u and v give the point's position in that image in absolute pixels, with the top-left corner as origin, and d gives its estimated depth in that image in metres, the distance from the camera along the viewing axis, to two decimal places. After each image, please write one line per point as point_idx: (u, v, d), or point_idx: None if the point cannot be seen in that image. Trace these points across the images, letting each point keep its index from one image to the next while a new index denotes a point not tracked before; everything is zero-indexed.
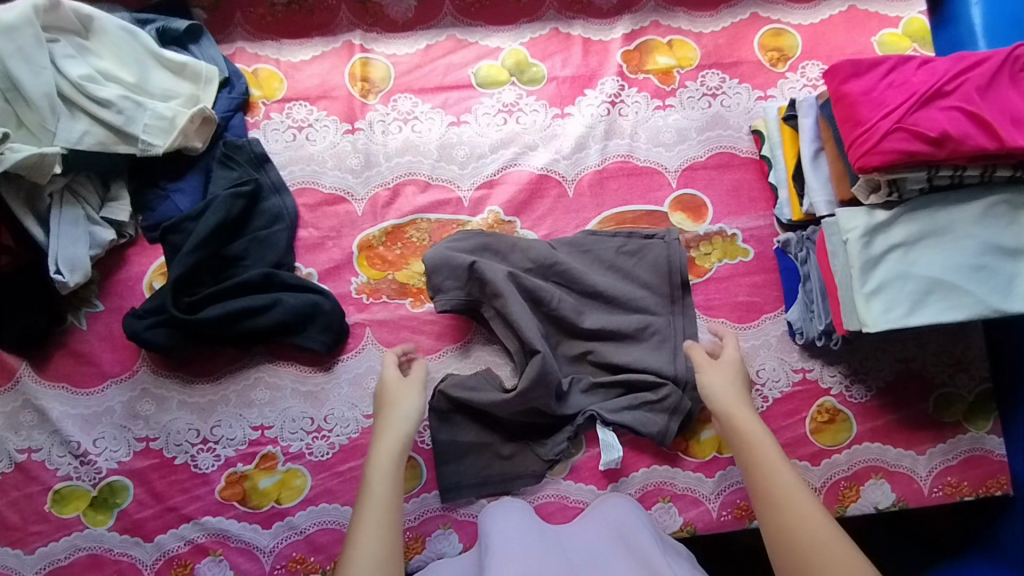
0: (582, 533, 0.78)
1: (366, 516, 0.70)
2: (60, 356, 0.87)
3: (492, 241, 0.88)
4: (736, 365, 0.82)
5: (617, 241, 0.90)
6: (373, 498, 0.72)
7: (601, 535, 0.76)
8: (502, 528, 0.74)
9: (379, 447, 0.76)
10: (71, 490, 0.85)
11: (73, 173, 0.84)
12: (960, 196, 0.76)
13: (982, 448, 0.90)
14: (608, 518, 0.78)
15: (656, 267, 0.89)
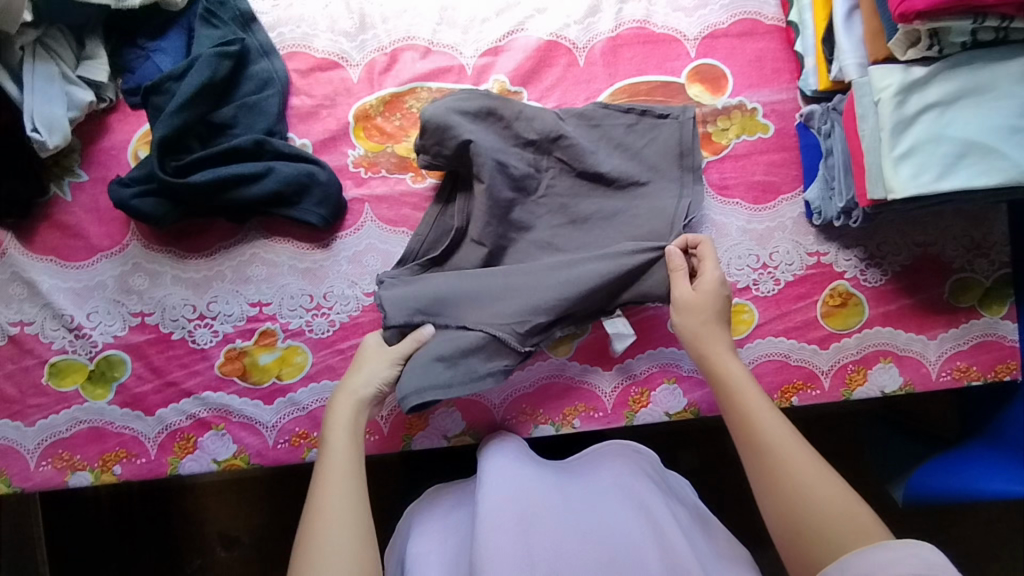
0: (583, 473, 0.77)
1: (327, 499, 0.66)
2: (46, 228, 0.83)
3: (499, 106, 0.81)
4: (721, 289, 0.76)
5: (629, 118, 0.84)
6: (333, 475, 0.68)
7: (602, 481, 0.75)
8: (498, 467, 0.71)
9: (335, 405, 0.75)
10: (67, 363, 0.84)
11: (44, 25, 0.77)
12: (1004, 53, 0.70)
13: (995, 333, 0.89)
14: (616, 465, 0.77)
15: (667, 149, 0.83)
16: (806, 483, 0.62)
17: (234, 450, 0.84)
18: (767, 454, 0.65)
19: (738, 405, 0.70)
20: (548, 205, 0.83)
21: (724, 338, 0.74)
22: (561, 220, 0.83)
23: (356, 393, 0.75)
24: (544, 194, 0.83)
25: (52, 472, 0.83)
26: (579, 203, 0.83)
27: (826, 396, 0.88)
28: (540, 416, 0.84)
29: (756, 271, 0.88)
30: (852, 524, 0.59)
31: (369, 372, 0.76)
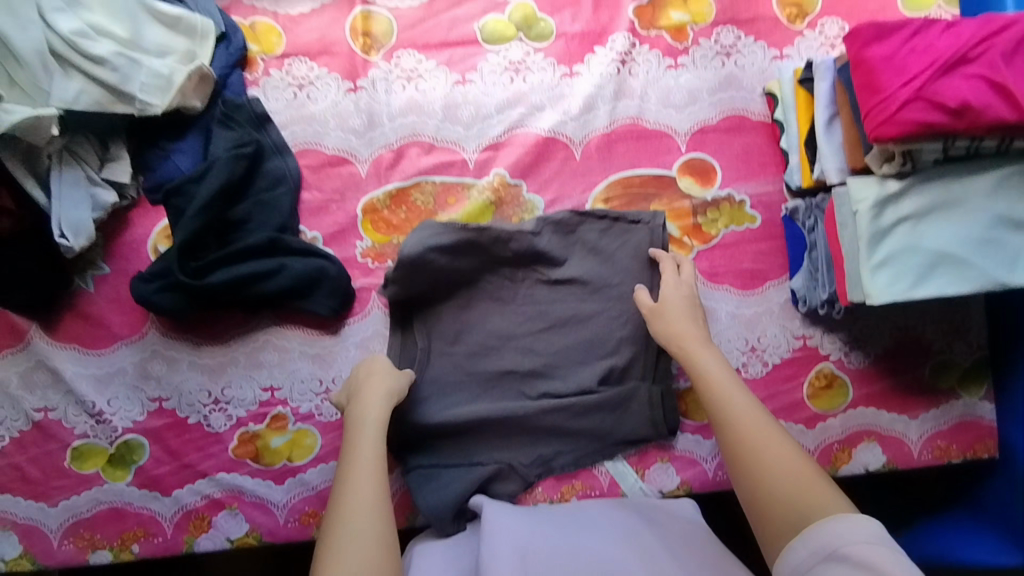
0: (588, 516, 0.79)
1: (357, 475, 0.70)
2: (69, 318, 0.88)
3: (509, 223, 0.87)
4: (681, 293, 0.84)
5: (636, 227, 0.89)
6: (360, 454, 0.72)
7: (608, 523, 0.76)
8: (502, 518, 0.75)
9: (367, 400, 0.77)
10: (89, 447, 0.88)
11: (70, 134, 0.81)
12: (975, 168, 0.75)
13: (974, 413, 0.93)
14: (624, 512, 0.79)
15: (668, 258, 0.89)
16: (762, 449, 0.68)
17: (246, 528, 0.88)
18: (725, 422, 0.71)
19: (698, 379, 0.76)
20: (525, 308, 0.90)
21: (692, 330, 0.81)
22: (541, 324, 0.89)
23: (385, 385, 0.79)
24: (525, 299, 0.90)
25: (74, 551, 0.87)
26: (559, 305, 0.90)
27: None
28: (539, 493, 0.87)
29: (745, 354, 0.92)
30: (803, 489, 0.64)
31: (390, 374, 0.81)
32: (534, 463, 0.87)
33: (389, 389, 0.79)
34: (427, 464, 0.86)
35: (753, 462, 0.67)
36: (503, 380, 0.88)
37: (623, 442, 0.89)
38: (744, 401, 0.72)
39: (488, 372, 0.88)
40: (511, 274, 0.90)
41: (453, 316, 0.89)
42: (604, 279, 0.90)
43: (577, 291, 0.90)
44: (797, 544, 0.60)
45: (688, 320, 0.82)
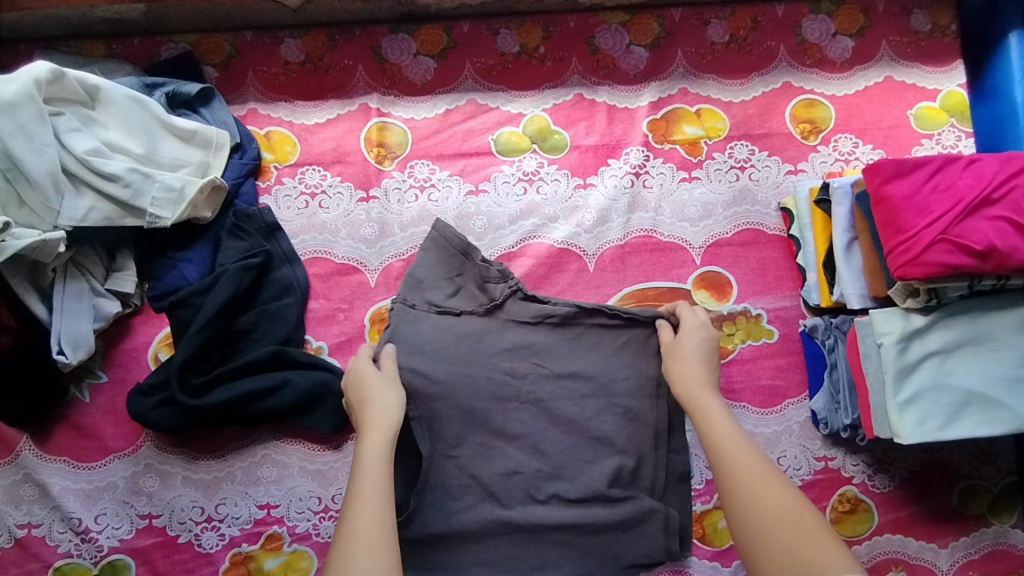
0: None
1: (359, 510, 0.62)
2: (61, 428, 0.84)
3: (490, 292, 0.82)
4: (699, 331, 0.78)
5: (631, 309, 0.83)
6: (366, 476, 0.65)
7: None
8: None
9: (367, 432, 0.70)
10: (71, 567, 0.83)
11: (78, 246, 0.80)
12: (1001, 303, 0.73)
13: (1006, 542, 0.88)
14: None
15: None
16: (763, 499, 0.60)
17: None
18: (725, 469, 0.64)
19: (701, 423, 0.70)
20: (527, 407, 0.80)
21: (698, 368, 0.76)
22: (545, 422, 0.80)
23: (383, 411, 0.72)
24: (526, 398, 0.80)
25: None
26: (563, 403, 0.80)
27: None
28: None
29: None
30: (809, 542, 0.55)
31: (384, 385, 0.75)
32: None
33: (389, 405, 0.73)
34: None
35: (755, 510, 0.59)
36: (509, 483, 0.79)
37: (635, 566, 0.80)
38: (746, 446, 0.65)
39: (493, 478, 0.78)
40: (511, 369, 0.80)
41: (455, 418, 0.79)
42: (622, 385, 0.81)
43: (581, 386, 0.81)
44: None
45: (699, 362, 0.76)
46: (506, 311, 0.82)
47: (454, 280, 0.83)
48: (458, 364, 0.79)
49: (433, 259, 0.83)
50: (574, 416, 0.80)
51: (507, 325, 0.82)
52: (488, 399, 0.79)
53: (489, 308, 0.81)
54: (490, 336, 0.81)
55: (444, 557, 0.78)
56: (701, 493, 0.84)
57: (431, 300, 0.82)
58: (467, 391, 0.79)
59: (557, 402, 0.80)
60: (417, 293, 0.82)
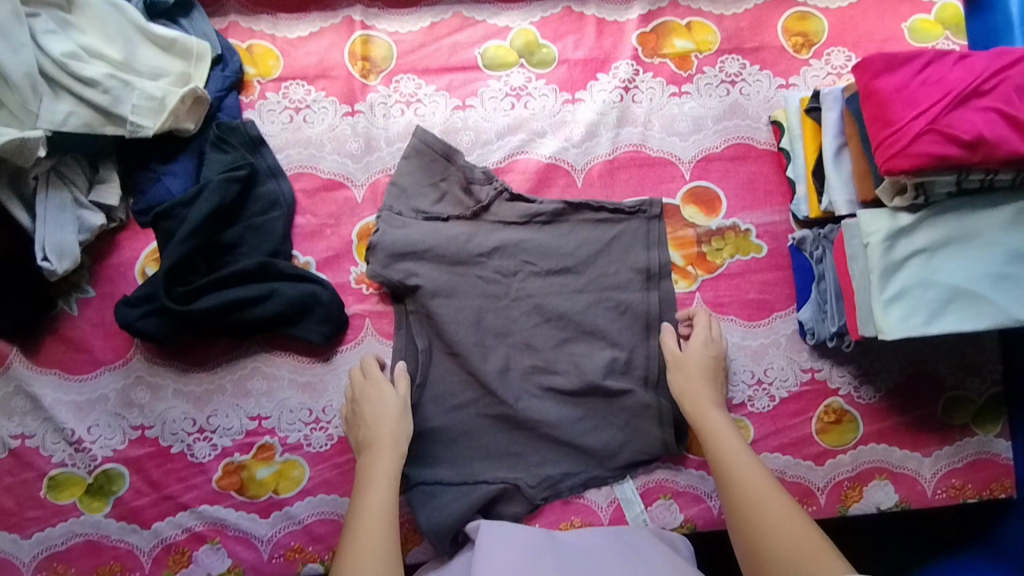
0: (593, 538, 0.77)
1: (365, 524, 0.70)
2: (50, 341, 0.85)
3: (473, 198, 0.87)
4: (705, 348, 0.83)
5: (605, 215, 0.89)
6: (373, 492, 0.73)
7: (602, 547, 0.75)
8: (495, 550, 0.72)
9: (379, 450, 0.76)
10: (66, 476, 0.84)
11: (60, 155, 0.79)
12: (990, 201, 0.73)
13: (989, 451, 0.90)
14: (628, 536, 0.77)
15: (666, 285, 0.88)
16: (767, 518, 0.68)
17: (227, 563, 0.84)
18: (734, 490, 0.72)
19: (710, 440, 0.77)
20: (519, 304, 0.86)
21: (704, 386, 0.82)
22: (537, 319, 0.86)
23: (397, 430, 0.78)
24: (518, 296, 0.86)
25: None
26: (553, 299, 0.87)
27: (821, 512, 0.89)
28: None
29: (751, 388, 0.90)
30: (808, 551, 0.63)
31: (386, 404, 0.79)
32: (540, 485, 0.84)
33: (395, 432, 0.78)
34: (429, 482, 0.83)
35: (761, 527, 0.68)
36: (504, 379, 0.85)
37: (624, 466, 0.86)
38: (752, 468, 0.73)
39: (484, 377, 0.84)
40: (500, 267, 0.87)
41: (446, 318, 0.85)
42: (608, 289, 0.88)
43: (570, 284, 0.88)
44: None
45: (706, 381, 0.82)
46: (493, 213, 0.88)
47: (439, 186, 0.87)
48: (452, 264, 0.86)
49: (415, 166, 0.87)
50: (566, 309, 0.87)
51: (494, 227, 0.87)
52: (479, 300, 0.86)
53: (476, 211, 0.87)
54: (478, 237, 0.86)
55: (446, 451, 0.85)
56: None
57: (416, 208, 0.87)
58: (459, 290, 0.86)
59: (547, 299, 0.87)
60: (402, 201, 0.86)
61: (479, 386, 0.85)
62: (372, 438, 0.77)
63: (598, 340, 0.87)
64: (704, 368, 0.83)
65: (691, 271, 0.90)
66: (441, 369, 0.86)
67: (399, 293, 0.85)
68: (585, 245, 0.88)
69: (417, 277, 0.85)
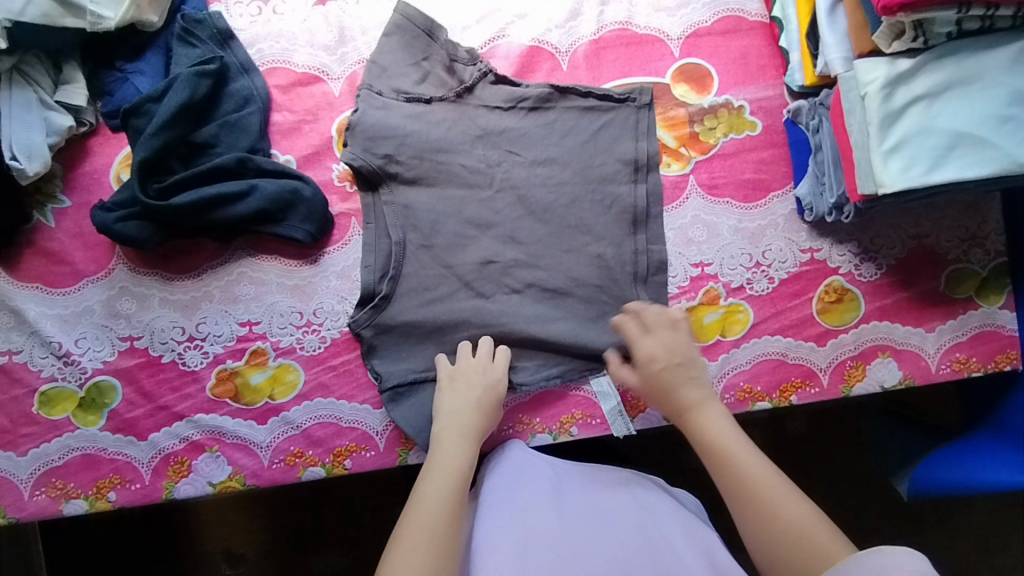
0: (606, 476, 0.78)
1: (424, 503, 0.65)
2: (30, 255, 0.83)
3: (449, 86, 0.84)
4: (660, 358, 0.76)
5: (590, 100, 0.85)
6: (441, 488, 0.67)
7: (613, 486, 0.76)
8: (503, 484, 0.74)
9: (449, 441, 0.72)
10: (57, 391, 0.83)
11: (20, 51, 0.77)
12: (989, 42, 0.70)
13: (994, 323, 0.87)
14: (638, 481, 0.78)
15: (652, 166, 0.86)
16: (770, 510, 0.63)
17: (228, 471, 0.82)
18: (734, 476, 0.67)
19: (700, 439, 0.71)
20: (503, 195, 0.84)
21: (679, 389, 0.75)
22: (522, 211, 0.84)
23: (478, 428, 0.74)
24: (499, 185, 0.84)
25: (46, 501, 0.82)
26: (538, 189, 0.84)
27: (825, 394, 0.86)
28: (537, 425, 0.82)
29: (750, 270, 0.86)
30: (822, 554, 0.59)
31: (478, 389, 0.76)
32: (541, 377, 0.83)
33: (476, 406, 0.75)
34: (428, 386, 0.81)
35: (771, 520, 0.63)
36: (482, 273, 0.83)
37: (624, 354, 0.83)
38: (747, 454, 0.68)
39: (468, 271, 0.82)
40: (484, 156, 0.84)
41: (428, 206, 0.83)
42: (598, 173, 0.85)
43: (557, 173, 0.85)
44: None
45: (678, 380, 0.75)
46: (477, 95, 0.85)
47: (421, 66, 0.84)
48: (429, 151, 0.83)
49: (396, 44, 0.84)
50: (549, 203, 0.84)
51: (477, 111, 0.85)
52: (465, 190, 0.84)
53: (459, 92, 0.84)
54: (461, 122, 0.84)
55: (441, 348, 0.82)
56: (685, 291, 0.86)
57: (398, 88, 0.84)
58: (443, 180, 0.84)
59: (532, 190, 0.84)
60: (382, 80, 0.83)
61: (470, 281, 0.83)
62: (457, 424, 0.74)
63: (580, 233, 0.84)
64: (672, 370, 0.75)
65: (684, 152, 0.87)
66: (415, 265, 0.83)
67: (377, 179, 0.83)
68: (571, 136, 0.85)
69: (396, 162, 0.83)
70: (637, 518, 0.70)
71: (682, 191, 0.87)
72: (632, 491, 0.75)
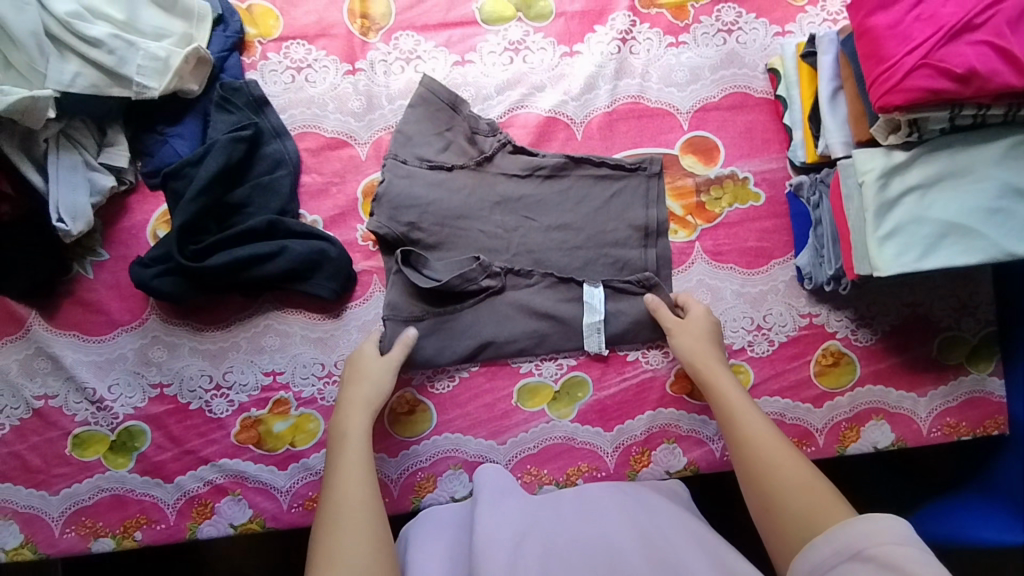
0: (594, 488, 0.80)
1: (345, 484, 0.72)
2: (68, 304, 0.88)
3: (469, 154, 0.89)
4: (706, 315, 0.85)
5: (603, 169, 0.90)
6: (349, 463, 0.75)
7: (607, 495, 0.77)
8: (491, 501, 0.75)
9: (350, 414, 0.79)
10: (90, 434, 0.87)
11: (68, 118, 0.82)
12: (981, 137, 0.74)
13: (983, 390, 0.91)
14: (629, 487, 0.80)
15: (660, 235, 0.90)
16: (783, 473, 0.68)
17: (249, 514, 0.87)
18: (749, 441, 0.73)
19: (718, 400, 0.78)
20: (520, 258, 0.88)
21: (713, 349, 0.83)
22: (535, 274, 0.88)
23: (369, 388, 0.81)
24: (514, 248, 0.89)
25: (76, 539, 0.86)
26: (552, 253, 0.89)
27: (820, 453, 0.90)
28: (544, 476, 0.86)
29: (751, 333, 0.91)
30: (822, 506, 0.64)
31: (373, 380, 0.81)
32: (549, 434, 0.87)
33: (372, 395, 0.80)
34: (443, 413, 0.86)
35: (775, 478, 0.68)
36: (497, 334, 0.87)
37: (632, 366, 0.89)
38: (759, 419, 0.75)
39: (483, 330, 0.87)
40: (501, 220, 0.89)
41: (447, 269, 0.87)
42: (609, 240, 0.89)
43: (570, 238, 0.89)
44: (819, 541, 0.58)
45: (710, 342, 0.83)
46: (496, 164, 0.89)
47: (444, 135, 0.89)
48: (451, 218, 0.87)
49: (421, 115, 0.88)
50: (562, 266, 0.89)
51: (496, 179, 0.89)
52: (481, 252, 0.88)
53: (479, 161, 0.89)
54: (480, 189, 0.88)
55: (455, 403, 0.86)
56: None
57: (421, 156, 0.88)
58: (461, 243, 0.88)
59: (547, 254, 0.89)
60: (407, 149, 0.88)
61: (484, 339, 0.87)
62: (349, 393, 0.81)
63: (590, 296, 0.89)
64: (708, 334, 0.84)
65: (691, 220, 0.91)
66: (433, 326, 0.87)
67: (399, 243, 0.86)
68: (585, 203, 0.90)
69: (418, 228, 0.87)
70: (631, 516, 0.72)
71: (688, 256, 0.91)
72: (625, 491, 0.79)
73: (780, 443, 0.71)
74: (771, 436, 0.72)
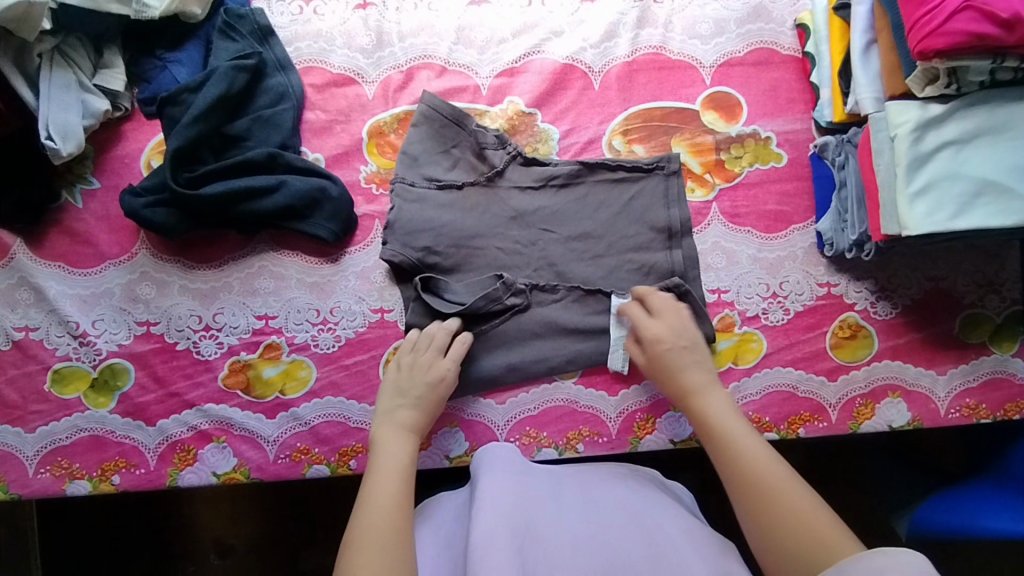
0: (603, 484, 0.74)
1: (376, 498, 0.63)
2: (55, 234, 0.84)
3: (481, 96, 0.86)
4: (677, 335, 0.77)
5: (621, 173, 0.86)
6: (386, 477, 0.66)
7: (617, 494, 0.71)
8: (493, 477, 0.68)
9: (387, 438, 0.72)
10: (71, 370, 0.83)
11: (63, 34, 0.78)
12: (1020, 94, 0.70)
13: (1005, 370, 0.87)
14: (642, 490, 0.73)
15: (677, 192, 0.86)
16: (778, 504, 0.61)
17: (233, 463, 0.82)
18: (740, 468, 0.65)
19: (706, 428, 0.71)
20: (529, 208, 0.85)
21: (692, 371, 0.75)
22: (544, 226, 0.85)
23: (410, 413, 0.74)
24: (524, 197, 0.85)
25: (50, 480, 0.82)
26: (562, 204, 0.85)
27: (833, 429, 0.86)
28: (544, 439, 0.82)
29: (766, 300, 0.87)
30: (825, 541, 0.57)
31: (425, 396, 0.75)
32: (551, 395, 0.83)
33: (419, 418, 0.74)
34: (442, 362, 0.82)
35: (772, 509, 0.61)
36: None
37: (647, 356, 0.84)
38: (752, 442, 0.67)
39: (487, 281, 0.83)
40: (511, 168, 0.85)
41: (452, 215, 0.83)
42: (622, 195, 0.86)
43: (582, 191, 0.86)
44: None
45: (687, 364, 0.76)
46: (508, 178, 0.86)
47: (450, 153, 0.85)
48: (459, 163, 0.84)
49: None
50: (580, 226, 0.85)
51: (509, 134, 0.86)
52: (489, 201, 0.85)
53: (490, 176, 0.85)
54: (492, 202, 0.85)
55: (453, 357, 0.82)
56: None
57: (430, 176, 0.84)
58: (468, 189, 0.85)
59: (557, 206, 0.85)
60: (413, 170, 0.84)
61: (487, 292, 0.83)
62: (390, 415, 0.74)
63: (601, 252, 0.85)
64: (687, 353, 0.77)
65: (709, 178, 0.87)
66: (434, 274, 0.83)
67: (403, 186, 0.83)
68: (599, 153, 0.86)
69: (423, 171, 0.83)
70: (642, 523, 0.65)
71: (704, 216, 0.87)
72: (627, 484, 0.74)
73: (773, 468, 0.64)
74: (763, 461, 0.65)
